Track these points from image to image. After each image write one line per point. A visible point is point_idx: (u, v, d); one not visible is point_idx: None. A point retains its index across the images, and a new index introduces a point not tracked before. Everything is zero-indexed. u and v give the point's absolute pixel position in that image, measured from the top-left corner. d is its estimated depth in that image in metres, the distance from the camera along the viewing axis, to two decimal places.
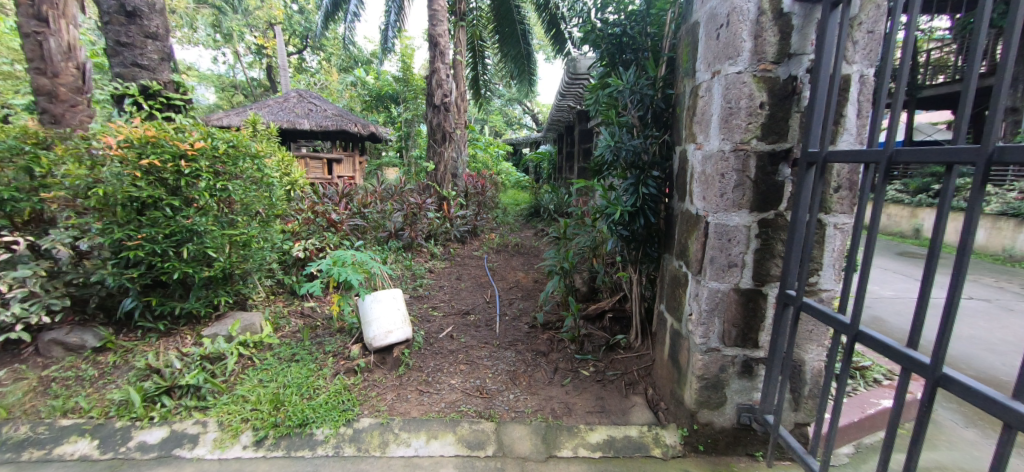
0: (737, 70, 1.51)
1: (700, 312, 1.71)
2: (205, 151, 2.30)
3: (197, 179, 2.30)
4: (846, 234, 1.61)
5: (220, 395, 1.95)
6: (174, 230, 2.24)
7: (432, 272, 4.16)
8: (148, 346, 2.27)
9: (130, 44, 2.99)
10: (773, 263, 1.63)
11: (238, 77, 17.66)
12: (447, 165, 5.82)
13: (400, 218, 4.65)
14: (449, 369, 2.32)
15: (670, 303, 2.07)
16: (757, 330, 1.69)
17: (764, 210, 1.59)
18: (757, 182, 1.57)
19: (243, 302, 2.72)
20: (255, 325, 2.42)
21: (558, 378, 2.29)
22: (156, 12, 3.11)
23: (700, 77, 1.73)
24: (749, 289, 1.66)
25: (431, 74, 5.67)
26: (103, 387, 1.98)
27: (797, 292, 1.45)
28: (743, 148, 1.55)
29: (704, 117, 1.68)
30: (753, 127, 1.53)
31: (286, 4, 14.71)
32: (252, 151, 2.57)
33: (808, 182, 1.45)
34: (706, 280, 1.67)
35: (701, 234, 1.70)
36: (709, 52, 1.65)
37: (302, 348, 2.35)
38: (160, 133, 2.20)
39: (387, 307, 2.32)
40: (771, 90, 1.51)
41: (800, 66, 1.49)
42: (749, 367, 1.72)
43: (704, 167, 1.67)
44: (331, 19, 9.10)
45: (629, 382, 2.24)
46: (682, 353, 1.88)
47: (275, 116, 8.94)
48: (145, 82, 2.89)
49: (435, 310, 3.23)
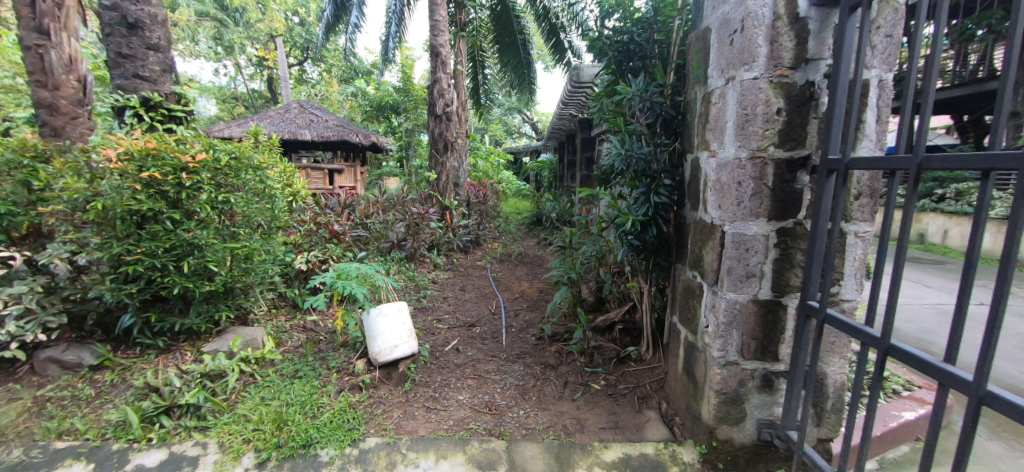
0: (752, 76, 1.48)
1: (717, 324, 1.66)
2: (207, 163, 2.26)
3: (199, 192, 2.25)
4: (868, 243, 1.56)
5: (221, 414, 1.89)
6: (174, 243, 2.19)
7: (436, 282, 4.10)
8: (146, 363, 2.21)
9: (132, 56, 2.96)
10: (793, 273, 1.57)
11: (239, 89, 17.77)
12: (449, 174, 5.78)
13: (402, 229, 4.61)
14: (457, 384, 2.25)
15: (684, 315, 2.02)
16: (778, 342, 1.63)
17: (783, 218, 1.54)
18: (775, 190, 1.53)
19: (244, 317, 2.66)
20: (257, 340, 2.36)
21: (569, 393, 2.23)
22: (157, 23, 3.09)
23: (712, 84, 1.70)
24: (768, 300, 1.61)
25: (433, 84, 5.68)
26: (100, 407, 1.91)
27: (820, 304, 1.41)
28: (761, 155, 1.51)
29: (717, 124, 1.65)
30: (771, 133, 1.49)
31: (287, 17, 14.87)
32: (255, 162, 2.53)
33: (829, 190, 1.40)
34: (723, 292, 1.62)
35: (717, 244, 1.65)
36: (722, 58, 1.62)
37: (305, 363, 2.29)
38: (160, 145, 2.16)
39: (393, 321, 2.26)
40: (787, 97, 1.47)
41: (818, 71, 1.44)
42: (769, 380, 1.66)
43: (719, 175, 1.63)
44: (332, 31, 9.15)
45: (641, 396, 2.18)
46: (698, 367, 1.82)
47: (276, 127, 8.96)
48: (146, 94, 2.86)
49: (440, 322, 3.17)
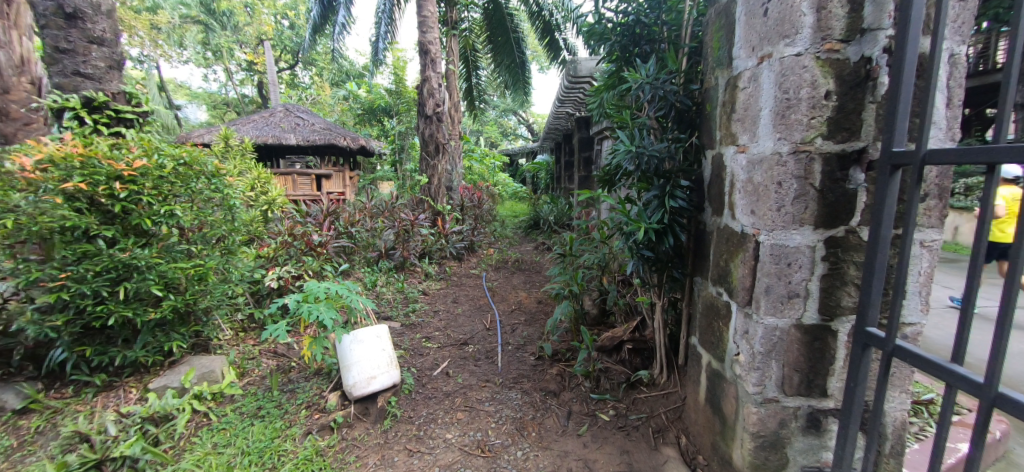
0: (795, 52, 1.20)
1: (753, 354, 1.38)
2: (148, 170, 1.99)
3: (139, 204, 1.98)
4: (935, 254, 1.28)
5: (164, 468, 1.59)
6: (107, 266, 1.89)
7: (426, 295, 3.80)
8: (82, 404, 1.92)
9: (71, 51, 2.71)
10: (846, 292, 1.29)
11: (229, 94, 17.44)
12: (441, 177, 5.50)
13: (390, 237, 4.33)
14: (445, 418, 1.97)
15: (705, 338, 1.74)
16: (826, 375, 1.35)
17: (832, 225, 1.27)
18: (823, 192, 1.25)
19: (205, 344, 2.36)
20: (214, 372, 2.07)
21: (573, 427, 1.95)
22: (102, 14, 2.83)
23: (739, 65, 1.42)
24: (814, 326, 1.33)
25: (423, 83, 5.39)
26: (20, 461, 1.63)
27: (889, 333, 1.12)
28: (806, 149, 1.23)
29: (747, 113, 1.37)
30: (818, 122, 1.22)
31: (277, 21, 14.62)
32: (210, 169, 2.28)
33: (893, 192, 1.13)
34: (761, 316, 1.34)
35: (751, 257, 1.38)
36: (752, 33, 1.35)
37: (269, 399, 1.99)
38: (90, 150, 1.89)
39: (370, 349, 1.96)
40: (838, 76, 1.20)
41: (877, 44, 1.16)
42: (816, 420, 1.38)
43: (751, 174, 1.35)
44: (319, 32, 8.86)
45: (656, 428, 1.91)
46: (727, 402, 1.54)
47: (260, 131, 8.67)
48: (87, 94, 2.53)
49: (429, 341, 2.87)
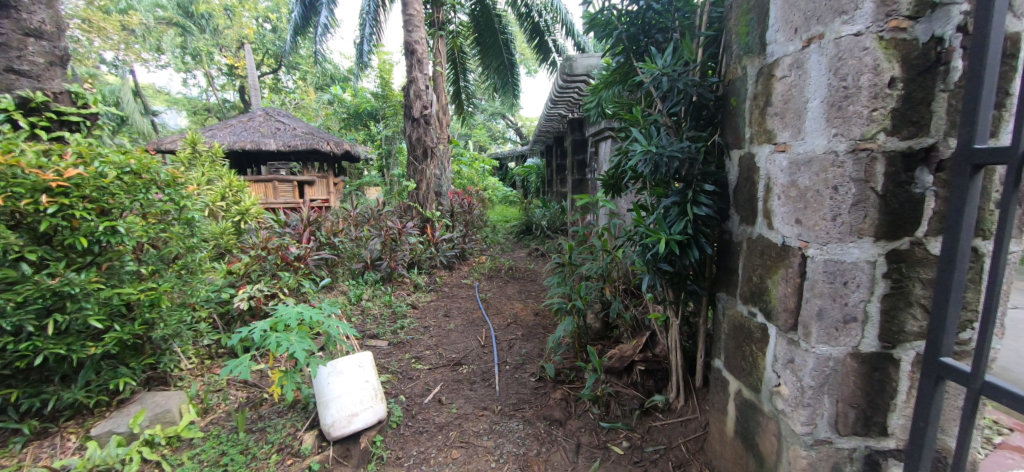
0: (854, 31, 1.01)
1: (800, 388, 1.18)
2: (83, 180, 1.76)
3: (76, 220, 1.78)
4: (1015, 268, 1.09)
5: None
6: (32, 294, 1.68)
7: (415, 308, 3.56)
8: (9, 458, 1.71)
9: (3, 44, 2.43)
10: (911, 316, 1.09)
11: (210, 99, 16.93)
12: (429, 182, 5.25)
13: (377, 246, 4.08)
14: (438, 458, 1.74)
15: (734, 362, 1.53)
16: (887, 411, 1.14)
17: (895, 237, 1.06)
18: (885, 197, 1.05)
19: (164, 377, 2.13)
20: (171, 413, 1.84)
21: (583, 464, 1.73)
22: (41, 4, 2.57)
23: (776, 51, 1.23)
24: (872, 354, 1.12)
25: (409, 84, 5.14)
26: None
27: (973, 368, 0.89)
28: (866, 146, 1.03)
29: (790, 106, 1.18)
30: (881, 114, 1.02)
31: (259, 24, 14.25)
32: (164, 178, 2.06)
33: (976, 194, 0.92)
34: (811, 344, 1.14)
35: (797, 275, 1.18)
36: (796, 12, 1.16)
37: (234, 443, 1.75)
38: (10, 159, 1.65)
39: (351, 381, 1.73)
40: (904, 60, 1.00)
41: (950, 20, 0.97)
42: (875, 463, 1.17)
43: (798, 177, 1.16)
44: (301, 34, 8.55)
45: (677, 462, 1.69)
46: (766, 439, 1.33)
47: (238, 136, 8.33)
48: (23, 94, 2.27)
49: (419, 363, 2.62)
